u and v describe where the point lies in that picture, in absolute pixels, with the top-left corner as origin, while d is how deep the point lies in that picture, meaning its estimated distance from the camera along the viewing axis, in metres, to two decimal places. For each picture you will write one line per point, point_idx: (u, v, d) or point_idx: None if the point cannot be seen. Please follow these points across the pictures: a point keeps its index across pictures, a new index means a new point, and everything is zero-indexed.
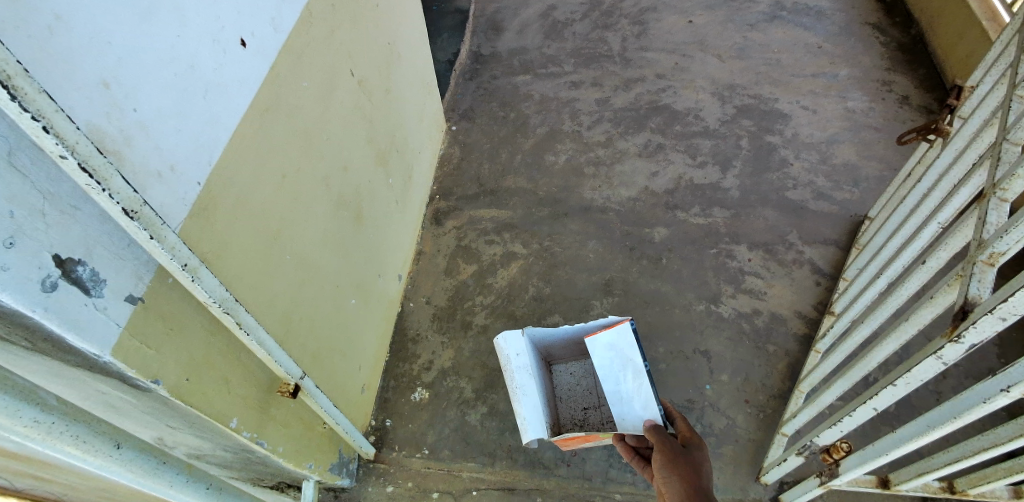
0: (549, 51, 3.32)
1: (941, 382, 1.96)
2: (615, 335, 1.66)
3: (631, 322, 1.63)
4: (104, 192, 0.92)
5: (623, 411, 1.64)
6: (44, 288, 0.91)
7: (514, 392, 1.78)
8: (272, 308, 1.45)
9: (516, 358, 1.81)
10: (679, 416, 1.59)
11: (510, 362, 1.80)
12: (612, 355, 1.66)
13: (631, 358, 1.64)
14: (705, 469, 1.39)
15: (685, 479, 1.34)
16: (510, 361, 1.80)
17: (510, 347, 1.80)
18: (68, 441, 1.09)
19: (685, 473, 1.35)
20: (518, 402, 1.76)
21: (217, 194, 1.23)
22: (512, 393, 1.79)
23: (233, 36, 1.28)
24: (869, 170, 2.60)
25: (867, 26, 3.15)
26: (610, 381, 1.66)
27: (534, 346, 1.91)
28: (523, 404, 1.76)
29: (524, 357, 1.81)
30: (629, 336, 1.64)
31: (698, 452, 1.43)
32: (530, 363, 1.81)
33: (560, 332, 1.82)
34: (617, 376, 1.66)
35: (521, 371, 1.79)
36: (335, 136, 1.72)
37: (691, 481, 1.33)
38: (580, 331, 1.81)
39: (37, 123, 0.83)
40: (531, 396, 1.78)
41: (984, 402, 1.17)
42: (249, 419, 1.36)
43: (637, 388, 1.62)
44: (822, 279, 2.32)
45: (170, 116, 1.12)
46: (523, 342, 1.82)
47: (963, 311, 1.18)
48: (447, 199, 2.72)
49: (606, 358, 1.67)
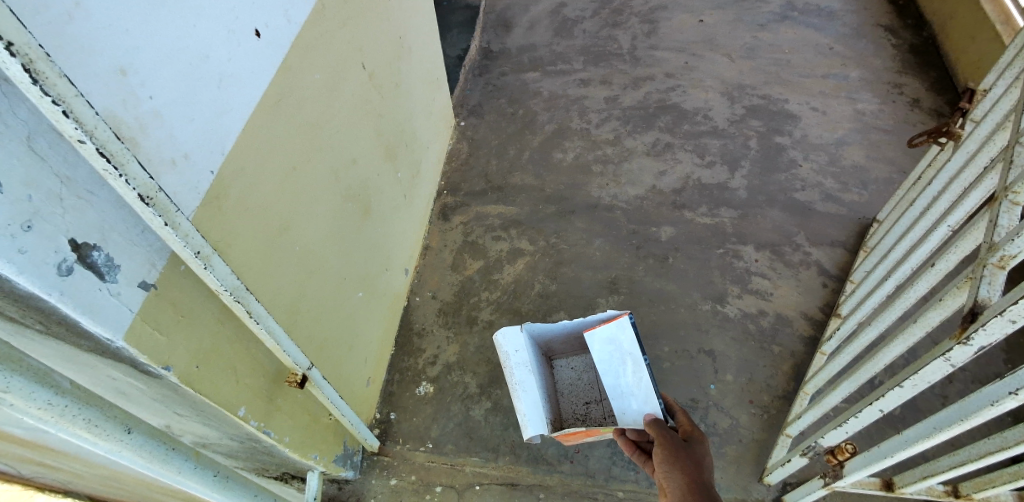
0: (558, 48, 3.32)
1: (947, 386, 1.96)
2: (615, 329, 1.66)
3: (630, 316, 1.63)
4: (121, 178, 0.93)
5: (624, 405, 1.64)
6: (60, 272, 0.92)
7: (513, 389, 1.77)
8: (277, 300, 1.45)
9: (515, 354, 1.80)
10: (679, 409, 1.59)
11: (509, 359, 1.79)
12: (612, 349, 1.68)
13: (631, 352, 1.64)
14: (705, 463, 1.40)
15: (686, 473, 1.35)
16: (509, 357, 1.80)
17: (509, 344, 1.79)
18: (80, 425, 1.09)
19: (686, 466, 1.36)
20: (518, 398, 1.76)
21: (229, 183, 1.24)
22: (511, 389, 1.79)
23: (247, 26, 1.28)
24: (878, 172, 2.59)
25: (878, 27, 3.14)
26: (610, 376, 1.66)
27: (534, 342, 1.90)
28: (522, 400, 1.76)
29: (523, 353, 1.80)
30: (629, 330, 1.64)
31: (700, 447, 1.44)
32: (529, 359, 1.81)
33: (560, 328, 1.82)
34: (616, 370, 1.66)
35: (520, 367, 1.79)
36: (344, 128, 1.73)
37: (692, 475, 1.34)
38: (580, 326, 1.80)
39: (57, 107, 0.84)
40: (530, 392, 1.78)
41: (992, 405, 1.16)
42: (256, 408, 1.37)
43: (637, 382, 1.62)
44: (828, 281, 2.31)
45: (184, 104, 1.12)
46: (523, 338, 1.81)
47: (973, 313, 1.18)
48: (455, 195, 2.72)
49: (605, 351, 1.69)
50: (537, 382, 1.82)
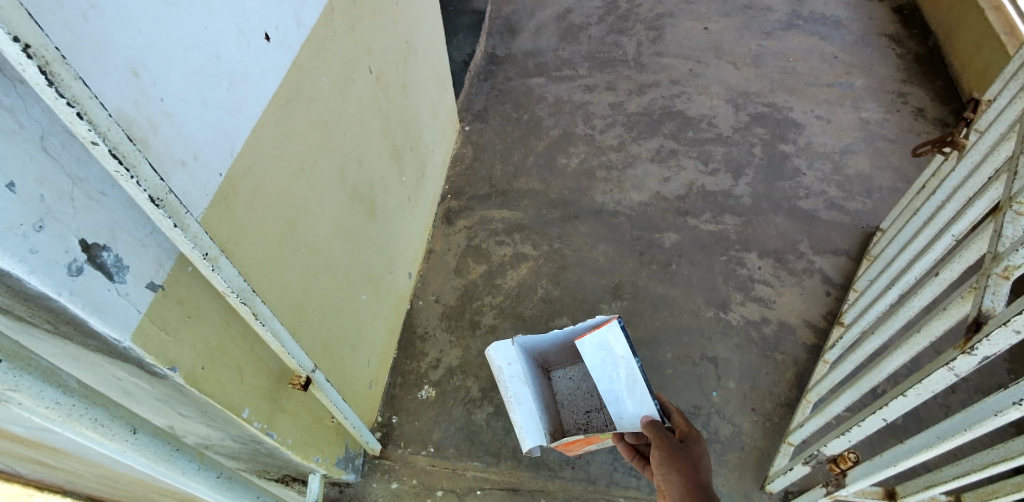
0: (564, 54, 3.33)
1: (950, 395, 1.96)
2: (604, 334, 1.68)
3: (619, 320, 1.64)
4: (132, 179, 0.94)
5: (620, 410, 1.63)
6: (70, 272, 0.93)
7: (509, 403, 1.77)
8: (284, 298, 1.46)
9: (508, 368, 1.79)
10: (676, 410, 1.59)
11: (502, 373, 1.78)
12: (604, 354, 1.68)
13: (622, 355, 1.65)
14: (704, 464, 1.40)
15: (685, 476, 1.35)
16: (503, 371, 1.79)
17: (501, 358, 1.78)
18: (86, 424, 1.09)
19: (685, 469, 1.36)
20: (514, 411, 1.75)
21: (237, 183, 1.25)
22: (506, 403, 1.78)
23: (257, 28, 1.29)
24: (882, 180, 2.60)
25: (884, 36, 3.15)
26: (604, 381, 1.67)
27: (528, 354, 1.90)
28: (518, 413, 1.76)
29: (516, 366, 1.79)
30: (618, 334, 1.65)
31: (698, 447, 1.43)
32: (523, 371, 1.80)
33: (551, 338, 1.82)
34: (610, 376, 1.67)
35: (514, 380, 1.78)
36: (351, 130, 1.74)
37: (691, 478, 1.34)
38: (570, 334, 1.81)
39: (72, 109, 0.85)
40: (525, 405, 1.78)
41: (996, 415, 1.16)
42: (260, 409, 1.37)
43: (631, 386, 1.62)
44: (831, 289, 2.31)
45: (195, 105, 1.13)
46: (514, 351, 1.80)
47: (977, 323, 1.18)
48: (459, 198, 2.73)
49: (598, 358, 1.69)
50: (532, 394, 1.81)
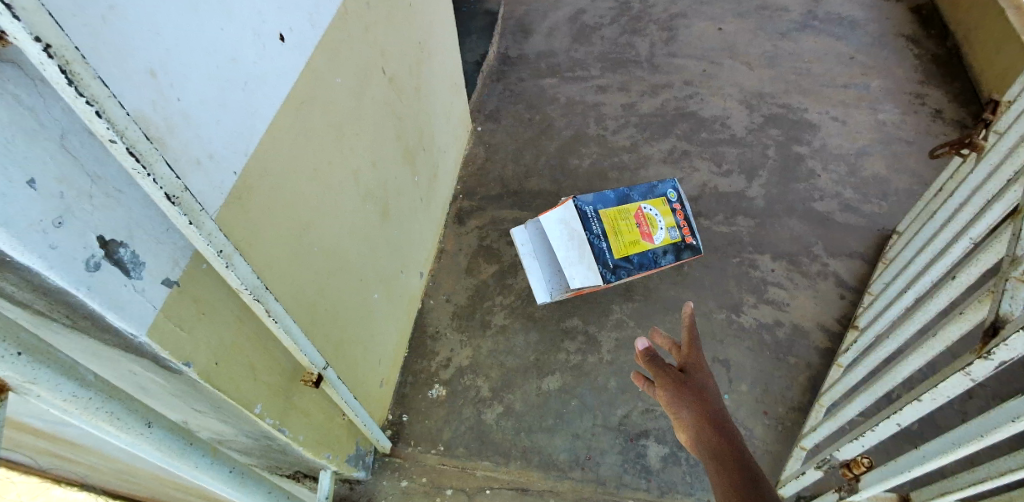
0: (577, 54, 3.33)
1: (967, 401, 1.93)
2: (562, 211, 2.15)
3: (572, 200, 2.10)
4: (149, 177, 0.95)
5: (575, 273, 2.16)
6: (88, 268, 0.94)
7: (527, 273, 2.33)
8: (299, 298, 1.48)
9: (523, 247, 2.35)
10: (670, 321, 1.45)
11: (520, 251, 2.34)
12: (561, 227, 2.17)
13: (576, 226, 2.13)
14: (710, 390, 1.31)
15: (696, 416, 1.27)
16: (520, 250, 2.35)
17: (517, 239, 2.35)
18: (103, 417, 1.11)
19: (694, 408, 1.28)
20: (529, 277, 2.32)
21: (252, 184, 1.27)
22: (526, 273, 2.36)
23: (273, 30, 1.31)
24: (899, 183, 2.57)
25: (901, 37, 3.11)
26: (563, 248, 2.18)
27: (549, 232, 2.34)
28: (533, 277, 2.31)
29: (528, 246, 2.35)
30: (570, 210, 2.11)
31: (700, 374, 1.33)
32: (535, 248, 2.33)
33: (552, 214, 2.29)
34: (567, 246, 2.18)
35: (527, 256, 2.33)
36: (365, 131, 1.75)
37: (703, 415, 1.26)
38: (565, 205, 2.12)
39: (91, 107, 0.86)
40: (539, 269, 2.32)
41: (1012, 421, 1.15)
42: (273, 406, 1.38)
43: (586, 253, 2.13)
44: (846, 293, 2.29)
45: (212, 105, 1.14)
46: (527, 235, 2.36)
47: (993, 327, 1.16)
48: (471, 199, 2.74)
49: (556, 229, 2.19)
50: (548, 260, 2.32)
